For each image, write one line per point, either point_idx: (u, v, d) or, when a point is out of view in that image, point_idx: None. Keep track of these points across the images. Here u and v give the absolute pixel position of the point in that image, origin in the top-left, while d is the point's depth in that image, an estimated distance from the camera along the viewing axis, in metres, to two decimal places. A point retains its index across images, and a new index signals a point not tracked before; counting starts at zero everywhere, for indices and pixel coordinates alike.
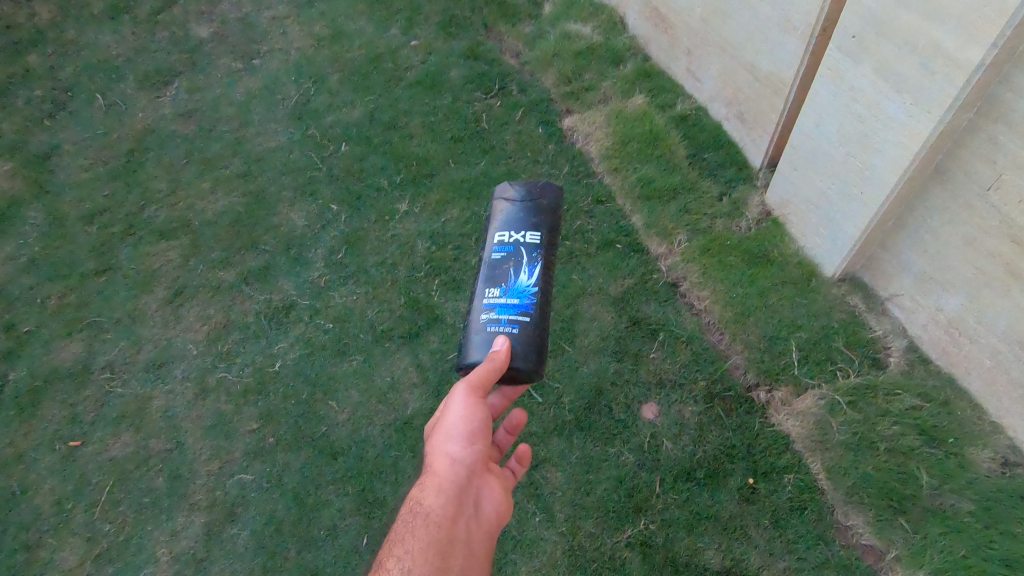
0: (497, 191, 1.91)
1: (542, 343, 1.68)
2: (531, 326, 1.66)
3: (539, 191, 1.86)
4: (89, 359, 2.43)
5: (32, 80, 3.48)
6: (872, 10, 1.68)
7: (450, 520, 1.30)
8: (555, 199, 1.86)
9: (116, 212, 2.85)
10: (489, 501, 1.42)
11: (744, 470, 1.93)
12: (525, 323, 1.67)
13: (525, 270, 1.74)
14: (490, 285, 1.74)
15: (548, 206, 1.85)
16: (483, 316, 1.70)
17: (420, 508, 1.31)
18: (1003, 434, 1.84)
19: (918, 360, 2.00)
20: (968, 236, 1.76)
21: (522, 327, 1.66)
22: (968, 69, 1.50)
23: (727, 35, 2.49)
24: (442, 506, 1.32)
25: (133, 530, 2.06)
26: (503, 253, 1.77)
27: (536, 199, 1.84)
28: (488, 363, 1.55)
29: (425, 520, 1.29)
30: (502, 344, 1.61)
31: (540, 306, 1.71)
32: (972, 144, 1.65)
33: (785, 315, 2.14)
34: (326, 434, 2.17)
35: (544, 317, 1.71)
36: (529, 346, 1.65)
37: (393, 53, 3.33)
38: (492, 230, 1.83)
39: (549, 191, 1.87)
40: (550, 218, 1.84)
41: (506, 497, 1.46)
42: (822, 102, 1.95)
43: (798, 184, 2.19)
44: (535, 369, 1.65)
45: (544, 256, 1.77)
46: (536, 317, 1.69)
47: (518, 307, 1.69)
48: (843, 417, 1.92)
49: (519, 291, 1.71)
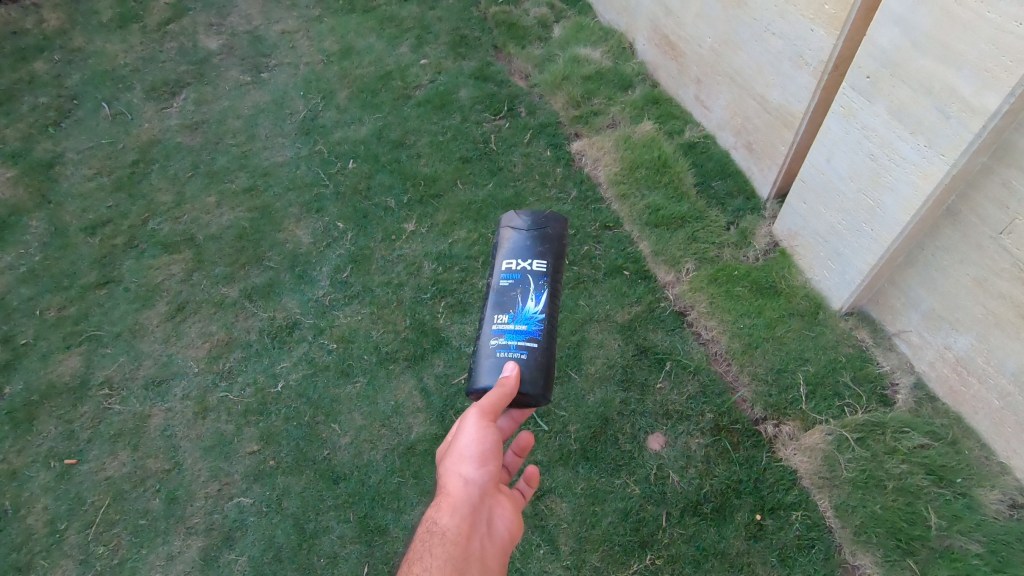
0: (503, 217, 1.87)
1: (550, 371, 1.66)
2: (540, 352, 1.64)
3: (545, 218, 1.82)
4: (88, 374, 2.39)
5: (38, 87, 3.46)
6: (888, 51, 1.69)
7: (465, 538, 1.29)
8: (559, 226, 1.82)
9: (119, 224, 2.82)
10: (502, 520, 1.40)
11: (751, 505, 1.91)
12: (533, 352, 1.64)
13: (532, 297, 1.70)
14: (498, 311, 1.71)
15: (553, 233, 1.81)
16: (492, 343, 1.67)
17: (437, 527, 1.29)
18: (1011, 475, 1.83)
19: (925, 397, 2.00)
20: (978, 277, 1.76)
21: (530, 355, 1.63)
22: (982, 116, 1.50)
23: (737, 67, 2.51)
24: (456, 525, 1.30)
25: (128, 553, 2.02)
26: (511, 280, 1.74)
27: (542, 228, 1.80)
28: (499, 389, 1.53)
29: (441, 538, 1.27)
30: (512, 371, 1.58)
31: (548, 334, 1.68)
32: (986, 188, 1.66)
33: (792, 348, 2.14)
34: (328, 457, 2.14)
35: (551, 346, 1.68)
36: (538, 373, 1.63)
37: (403, 70, 3.34)
38: (499, 258, 1.80)
39: (553, 218, 1.83)
40: (554, 245, 1.80)
41: (518, 517, 1.44)
42: (834, 138, 1.96)
43: (807, 217, 2.20)
44: (545, 393, 1.64)
45: (551, 283, 1.74)
46: (544, 345, 1.66)
47: (526, 334, 1.66)
48: (851, 453, 1.91)
49: (527, 318, 1.68)
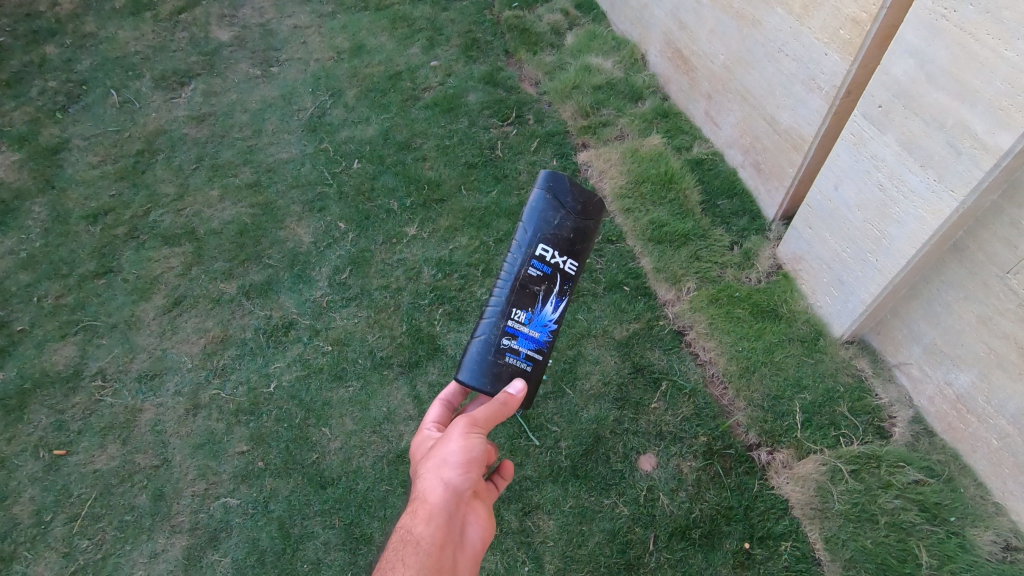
0: (547, 184, 1.69)
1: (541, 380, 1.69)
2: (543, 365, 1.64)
3: (590, 210, 1.70)
4: (82, 364, 2.39)
5: (48, 71, 3.46)
6: (902, 83, 1.66)
7: (440, 549, 1.22)
8: (598, 218, 1.74)
9: (121, 214, 2.82)
10: (477, 528, 1.34)
11: (740, 533, 1.89)
12: (540, 360, 1.64)
13: (553, 303, 1.66)
14: (518, 305, 1.62)
15: (593, 227, 1.72)
16: (503, 340, 1.61)
17: (410, 537, 1.22)
18: (1006, 516, 1.79)
19: (923, 432, 1.97)
20: (982, 315, 1.74)
21: (536, 362, 1.63)
22: (994, 154, 1.47)
23: (748, 86, 2.48)
24: (432, 535, 1.22)
25: (111, 549, 2.01)
26: (540, 272, 1.65)
27: (586, 220, 1.69)
28: (498, 406, 1.46)
29: (414, 549, 1.19)
30: (519, 389, 1.55)
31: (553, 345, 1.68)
32: (994, 227, 1.64)
33: (790, 375, 2.11)
34: (317, 461, 2.13)
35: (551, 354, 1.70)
36: (533, 388, 1.64)
37: (413, 71, 3.33)
38: (533, 239, 1.66)
39: (598, 207, 1.73)
40: (590, 241, 1.72)
41: (491, 523, 1.38)
42: (842, 165, 1.94)
43: (813, 242, 2.18)
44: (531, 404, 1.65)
45: (572, 289, 1.70)
46: (548, 355, 1.66)
47: (536, 342, 1.64)
48: (844, 486, 1.89)
49: (543, 324, 1.64)
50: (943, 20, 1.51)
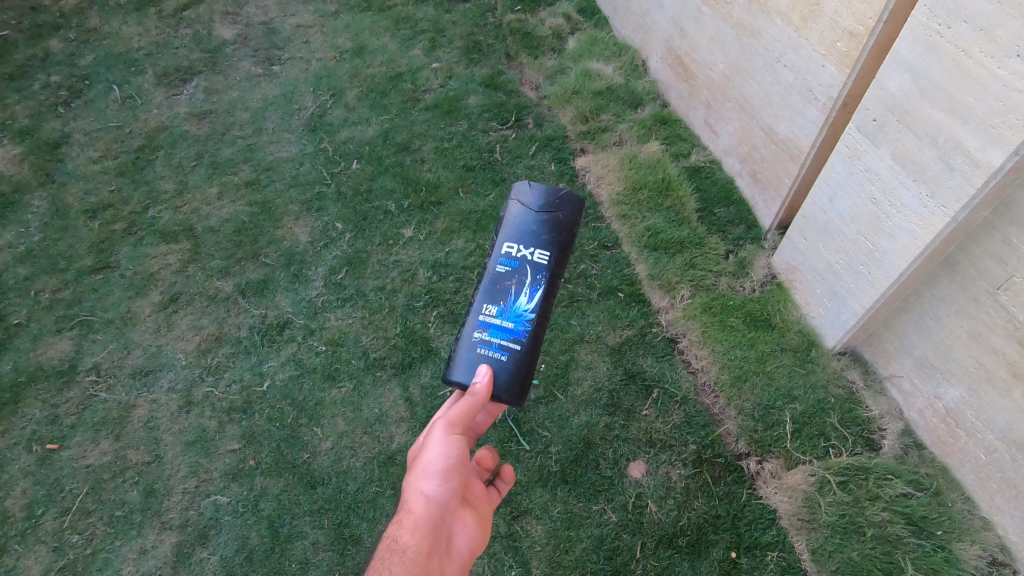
0: (513, 190, 1.81)
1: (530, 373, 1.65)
2: (520, 353, 1.61)
3: (557, 203, 1.76)
4: (77, 359, 2.40)
5: (51, 65, 3.47)
6: (897, 97, 1.67)
7: (426, 556, 1.29)
8: (572, 212, 1.77)
9: (120, 210, 2.83)
10: (463, 534, 1.43)
11: (727, 542, 1.90)
12: (515, 349, 1.62)
13: (526, 293, 1.66)
14: (489, 300, 1.67)
15: (564, 220, 1.75)
16: (475, 334, 1.65)
17: (396, 546, 1.29)
18: (993, 531, 1.79)
19: (912, 445, 1.98)
20: (972, 330, 1.74)
21: (511, 351, 1.62)
22: (986, 171, 1.48)
23: (747, 95, 2.48)
24: (417, 544, 1.30)
25: (101, 544, 2.02)
26: (509, 267, 1.70)
27: (552, 213, 1.74)
28: (468, 400, 1.49)
29: (400, 557, 1.27)
30: (484, 374, 1.57)
31: (534, 336, 1.65)
32: (986, 243, 1.64)
33: (781, 385, 2.12)
34: (307, 461, 2.14)
35: (536, 346, 1.66)
36: (514, 380, 1.60)
37: (414, 73, 3.34)
38: (501, 239, 1.75)
39: (569, 202, 1.77)
40: (562, 232, 1.74)
41: (479, 528, 1.47)
42: (837, 177, 1.95)
43: (807, 253, 2.18)
44: (522, 398, 1.62)
45: (549, 278, 1.69)
46: (527, 345, 1.63)
47: (510, 332, 1.63)
48: (832, 497, 1.89)
49: (516, 314, 1.65)
50: (938, 36, 1.52)
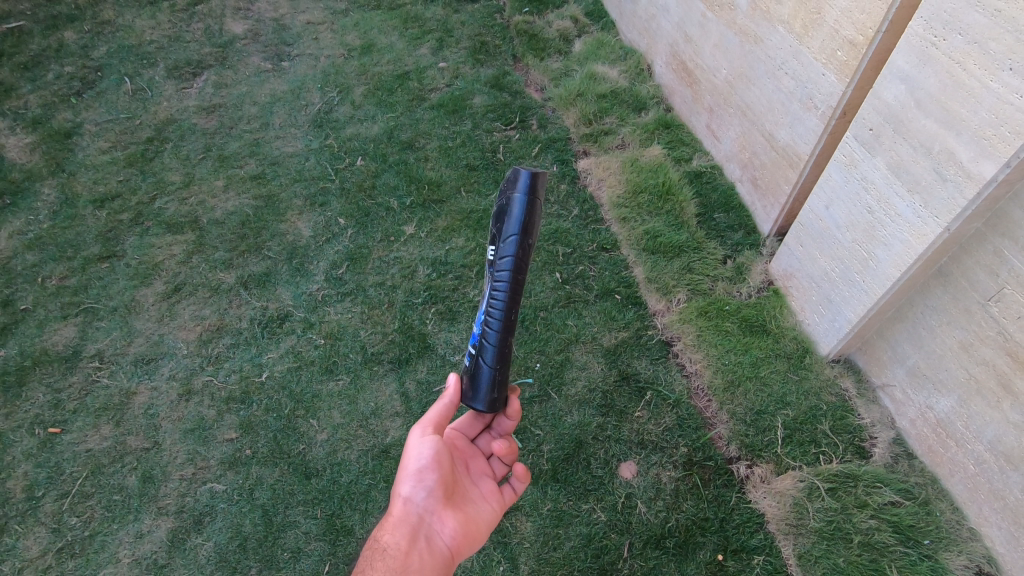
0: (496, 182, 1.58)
1: (498, 382, 1.45)
2: (473, 363, 1.46)
3: (507, 186, 1.45)
4: (81, 346, 2.44)
5: (65, 56, 3.53)
6: (892, 107, 1.69)
7: (404, 553, 1.37)
8: (522, 194, 1.42)
9: (127, 200, 2.87)
10: (449, 529, 1.46)
11: (714, 545, 1.91)
12: (474, 357, 1.47)
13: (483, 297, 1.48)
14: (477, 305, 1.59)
15: (511, 208, 1.44)
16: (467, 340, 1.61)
17: (378, 546, 1.40)
18: (980, 542, 1.79)
19: (903, 454, 1.98)
20: (963, 340, 1.75)
21: (472, 359, 1.48)
22: (978, 182, 1.49)
23: (749, 102, 2.50)
24: (396, 542, 1.39)
25: (99, 527, 2.06)
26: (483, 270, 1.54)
27: (501, 200, 1.46)
28: (441, 402, 1.52)
29: (381, 555, 1.37)
30: (450, 383, 1.51)
31: (491, 341, 1.45)
32: (978, 254, 1.65)
33: (774, 390, 2.13)
34: (303, 452, 2.17)
35: (501, 353, 1.45)
36: (475, 388, 1.46)
37: (420, 72, 3.37)
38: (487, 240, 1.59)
39: (518, 182, 1.44)
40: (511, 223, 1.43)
41: (468, 522, 1.50)
42: (834, 185, 1.96)
43: (804, 260, 2.19)
44: (496, 406, 1.46)
45: (501, 277, 1.45)
46: (482, 354, 1.45)
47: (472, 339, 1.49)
48: (820, 503, 1.90)
49: (478, 320, 1.49)
50: (933, 47, 1.53)
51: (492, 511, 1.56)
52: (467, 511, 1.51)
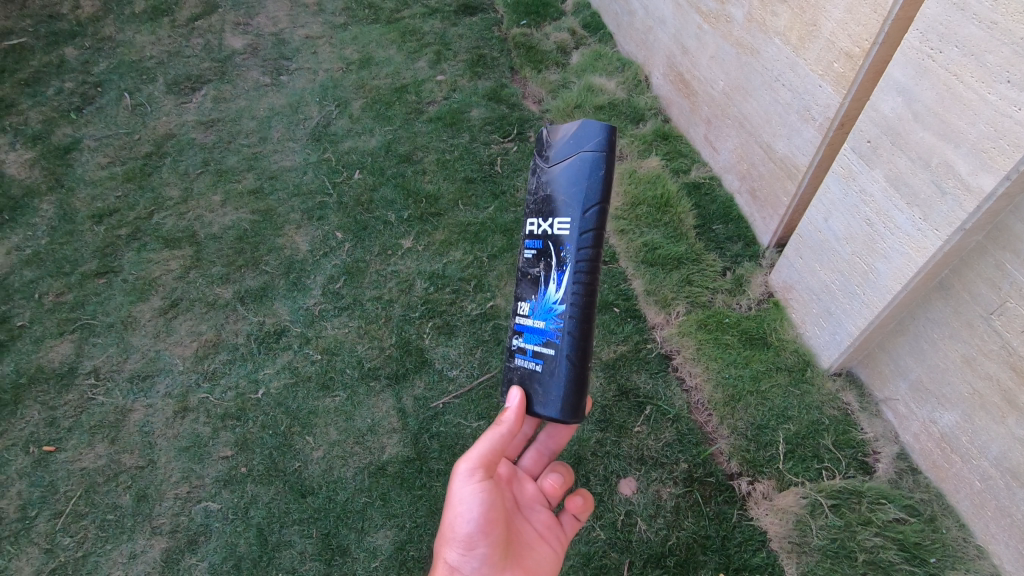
0: (534, 157, 1.57)
1: (584, 379, 1.44)
2: (556, 357, 1.41)
3: (579, 153, 1.47)
4: (77, 362, 2.43)
5: (65, 72, 3.55)
6: (889, 119, 1.68)
7: None
8: (592, 153, 1.47)
9: (125, 215, 2.87)
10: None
11: (716, 563, 1.88)
12: (553, 355, 1.42)
13: (554, 280, 1.44)
14: (521, 297, 1.50)
15: (577, 168, 1.46)
16: (515, 341, 1.51)
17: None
18: (987, 559, 1.76)
19: (907, 469, 1.95)
20: (966, 354, 1.72)
21: (550, 358, 1.42)
22: (977, 196, 1.47)
23: (747, 112, 2.48)
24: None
25: (92, 547, 2.03)
26: (534, 252, 1.49)
27: (570, 168, 1.47)
28: (495, 435, 1.39)
29: None
30: (514, 398, 1.43)
31: (569, 329, 1.42)
32: (979, 267, 1.63)
33: (775, 405, 2.10)
34: (298, 470, 2.14)
35: (580, 347, 1.42)
36: (555, 391, 1.41)
37: (418, 85, 3.38)
38: (526, 217, 1.55)
39: (593, 144, 1.47)
40: (578, 182, 1.46)
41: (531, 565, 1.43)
42: (832, 198, 1.96)
43: (803, 273, 2.18)
44: (578, 412, 1.43)
45: (576, 258, 1.43)
46: (560, 350, 1.42)
47: (543, 332, 1.44)
48: (823, 521, 1.86)
49: (547, 308, 1.44)
50: (930, 60, 1.52)
51: (555, 551, 1.50)
52: (527, 561, 1.43)
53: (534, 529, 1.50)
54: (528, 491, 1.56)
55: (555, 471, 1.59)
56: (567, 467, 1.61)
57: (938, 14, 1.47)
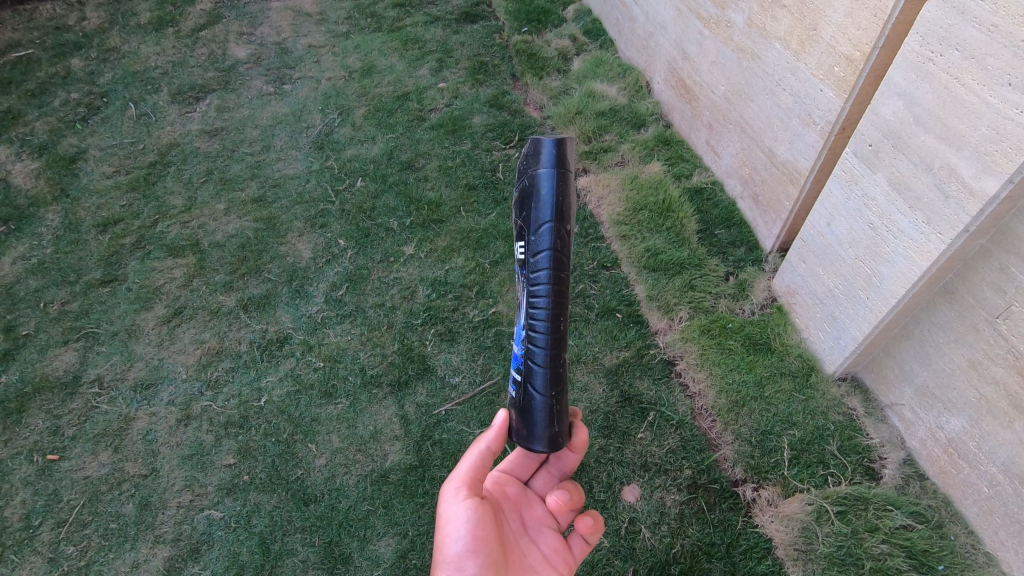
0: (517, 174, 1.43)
1: (557, 413, 1.27)
2: (519, 387, 1.30)
3: (526, 167, 1.28)
4: (81, 371, 2.44)
5: (71, 83, 3.58)
6: (891, 123, 1.67)
7: None
8: (549, 165, 1.24)
9: (129, 224, 2.89)
10: None
11: (721, 571, 1.86)
12: (521, 386, 1.30)
13: (520, 307, 1.32)
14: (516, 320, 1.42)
15: (531, 184, 1.26)
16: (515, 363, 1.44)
17: None
18: (997, 566, 1.73)
19: (914, 475, 1.93)
20: (972, 358, 1.71)
21: (520, 388, 1.31)
22: (980, 199, 1.46)
23: (748, 117, 2.48)
24: None
25: (95, 556, 2.03)
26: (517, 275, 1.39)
27: (519, 185, 1.30)
28: (482, 453, 1.37)
29: None
30: (498, 420, 1.37)
31: (532, 359, 1.28)
32: (983, 270, 1.62)
33: (779, 410, 2.09)
34: (301, 477, 2.14)
35: (542, 377, 1.27)
36: (520, 421, 1.30)
37: (420, 92, 3.40)
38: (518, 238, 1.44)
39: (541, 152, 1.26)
40: (531, 201, 1.26)
41: None
42: (835, 202, 1.95)
43: (806, 277, 2.17)
44: (558, 443, 1.29)
45: (530, 284, 1.28)
46: (523, 380, 1.29)
47: (517, 359, 1.34)
48: (830, 528, 1.83)
49: (519, 335, 1.33)
50: (931, 63, 1.52)
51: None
52: None
53: (539, 552, 1.44)
54: (537, 513, 1.50)
55: (562, 489, 1.43)
56: (575, 485, 1.44)
57: (939, 17, 1.47)
